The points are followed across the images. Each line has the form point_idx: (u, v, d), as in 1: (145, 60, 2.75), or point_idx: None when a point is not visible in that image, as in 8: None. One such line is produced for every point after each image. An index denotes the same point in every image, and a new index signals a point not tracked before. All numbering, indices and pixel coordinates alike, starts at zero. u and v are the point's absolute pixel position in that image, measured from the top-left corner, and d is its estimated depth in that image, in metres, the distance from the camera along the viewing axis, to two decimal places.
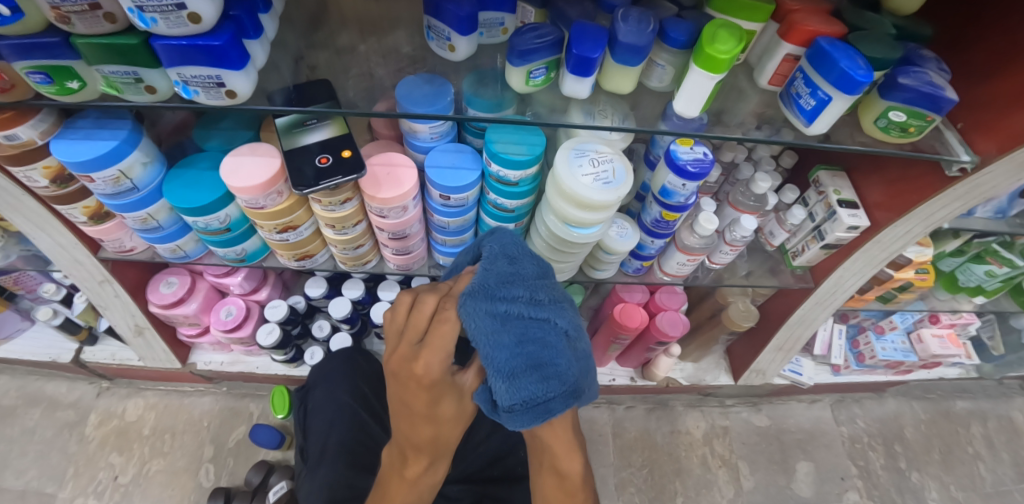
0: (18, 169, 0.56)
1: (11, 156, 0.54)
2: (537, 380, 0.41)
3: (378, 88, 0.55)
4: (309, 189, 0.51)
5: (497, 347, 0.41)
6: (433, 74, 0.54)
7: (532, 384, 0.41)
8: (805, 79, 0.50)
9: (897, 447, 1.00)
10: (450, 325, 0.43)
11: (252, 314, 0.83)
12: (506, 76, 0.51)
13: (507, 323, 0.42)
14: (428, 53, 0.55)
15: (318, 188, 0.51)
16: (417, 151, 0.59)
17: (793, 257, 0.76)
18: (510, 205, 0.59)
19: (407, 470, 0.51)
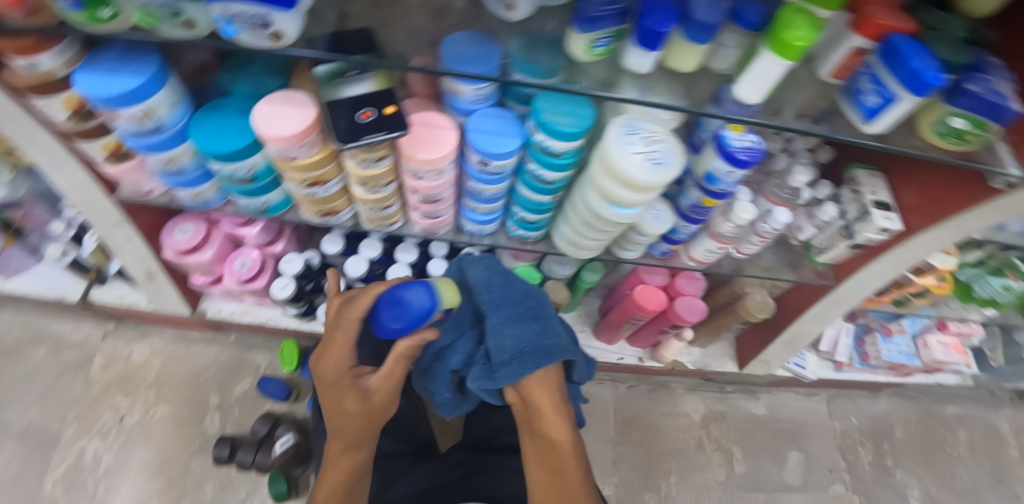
0: (39, 100, 0.54)
1: (32, 85, 0.52)
2: (534, 329, 0.58)
3: (422, 44, 0.52)
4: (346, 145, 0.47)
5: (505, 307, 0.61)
6: (481, 33, 0.51)
7: (529, 329, 0.58)
8: (871, 76, 0.48)
9: (885, 445, 1.03)
10: (342, 332, 0.57)
11: (267, 267, 0.81)
12: (565, 43, 0.48)
13: (506, 287, 0.64)
14: (479, 12, 0.53)
15: (357, 144, 0.47)
16: (457, 113, 0.56)
17: (817, 253, 0.76)
18: (549, 177, 0.57)
19: (331, 453, 0.56)
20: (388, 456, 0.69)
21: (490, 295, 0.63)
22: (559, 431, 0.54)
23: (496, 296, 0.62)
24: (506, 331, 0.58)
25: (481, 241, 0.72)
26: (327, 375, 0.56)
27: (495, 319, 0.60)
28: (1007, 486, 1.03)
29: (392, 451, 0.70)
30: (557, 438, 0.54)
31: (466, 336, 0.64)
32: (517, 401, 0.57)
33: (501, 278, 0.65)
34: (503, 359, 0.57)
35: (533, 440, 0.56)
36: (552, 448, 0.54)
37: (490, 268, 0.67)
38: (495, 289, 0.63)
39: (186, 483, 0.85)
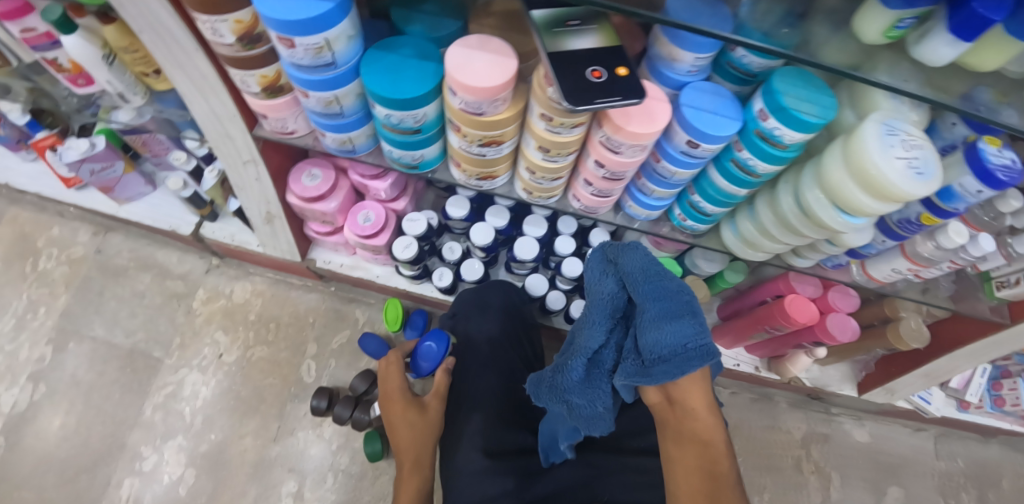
0: (203, 18, 0.48)
1: (203, 3, 0.46)
2: (691, 326, 0.48)
3: None
4: (580, 107, 0.41)
5: (658, 298, 0.51)
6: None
7: (689, 326, 0.48)
8: None
9: (990, 494, 0.97)
10: (394, 364, 0.70)
11: (389, 223, 0.77)
12: (857, 19, 0.41)
13: (655, 278, 0.53)
14: None
15: (591, 107, 0.41)
16: (666, 85, 0.50)
17: (996, 288, 0.67)
18: (760, 169, 0.50)
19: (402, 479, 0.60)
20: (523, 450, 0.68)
21: (646, 286, 0.52)
22: (710, 429, 0.47)
23: (656, 291, 0.51)
24: (661, 326, 0.48)
25: (634, 224, 0.66)
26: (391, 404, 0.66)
27: (648, 310, 0.50)
28: None
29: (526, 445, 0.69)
30: (710, 437, 0.47)
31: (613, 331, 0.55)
32: (663, 400, 0.50)
33: (649, 270, 0.54)
34: (658, 355, 0.48)
35: (680, 445, 0.48)
36: (702, 450, 0.47)
37: (636, 255, 0.56)
38: (643, 278, 0.53)
39: (280, 427, 0.84)
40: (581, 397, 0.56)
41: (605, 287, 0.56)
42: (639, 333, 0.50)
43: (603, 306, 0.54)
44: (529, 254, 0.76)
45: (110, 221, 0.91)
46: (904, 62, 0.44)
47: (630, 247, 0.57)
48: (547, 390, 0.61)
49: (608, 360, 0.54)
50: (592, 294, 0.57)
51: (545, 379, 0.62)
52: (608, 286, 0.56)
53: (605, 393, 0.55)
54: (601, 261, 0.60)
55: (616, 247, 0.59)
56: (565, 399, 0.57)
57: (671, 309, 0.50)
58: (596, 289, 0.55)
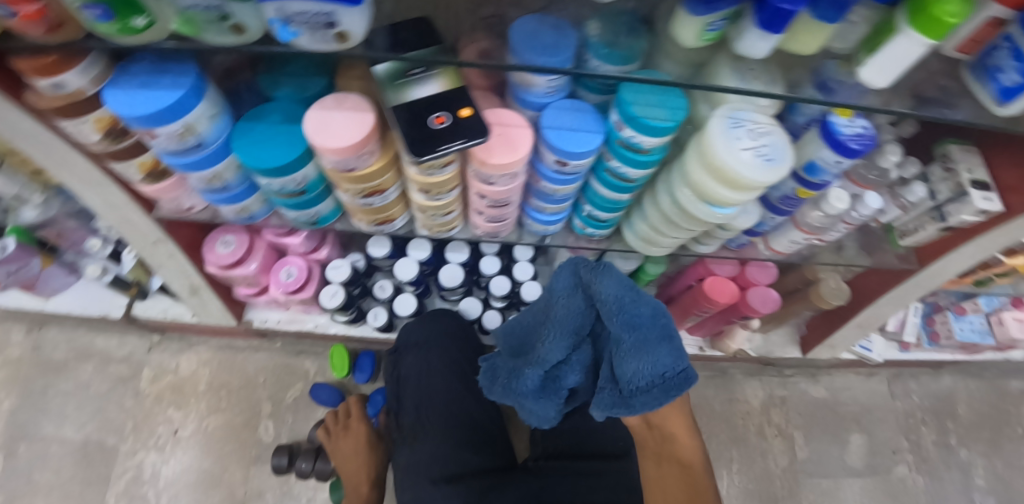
0: (66, 122, 0.49)
1: (57, 108, 0.47)
2: (666, 353, 0.45)
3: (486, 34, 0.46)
4: (428, 157, 0.42)
5: (630, 321, 0.47)
6: (559, 20, 0.45)
7: (668, 353, 0.45)
8: (1012, 52, 0.41)
9: (949, 423, 1.01)
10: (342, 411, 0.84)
11: (314, 275, 0.77)
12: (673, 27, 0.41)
13: (627, 298, 0.48)
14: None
15: (436, 155, 0.43)
16: (528, 108, 0.51)
17: (900, 236, 0.72)
18: (633, 175, 0.52)
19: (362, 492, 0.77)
20: (474, 472, 0.65)
21: (621, 311, 0.48)
22: (690, 452, 0.51)
23: (632, 318, 0.47)
24: (638, 358, 0.45)
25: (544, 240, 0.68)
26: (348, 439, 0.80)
27: (616, 333, 0.47)
28: None
29: (479, 465, 0.67)
30: (689, 457, 0.51)
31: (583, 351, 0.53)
32: (643, 423, 0.53)
33: (623, 288, 0.49)
34: (636, 386, 0.45)
35: (660, 464, 0.51)
36: (682, 469, 0.50)
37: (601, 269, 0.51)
38: (612, 301, 0.48)
39: (247, 492, 0.84)
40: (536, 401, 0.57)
41: (573, 308, 0.52)
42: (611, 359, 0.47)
43: (570, 325, 0.51)
44: (454, 280, 0.77)
45: (41, 317, 0.89)
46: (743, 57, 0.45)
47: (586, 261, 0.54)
48: (500, 389, 0.61)
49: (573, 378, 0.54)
50: (554, 313, 0.53)
51: (500, 380, 0.62)
52: (576, 306, 0.52)
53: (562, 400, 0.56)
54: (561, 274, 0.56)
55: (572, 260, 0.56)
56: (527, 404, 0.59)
57: (640, 332, 0.46)
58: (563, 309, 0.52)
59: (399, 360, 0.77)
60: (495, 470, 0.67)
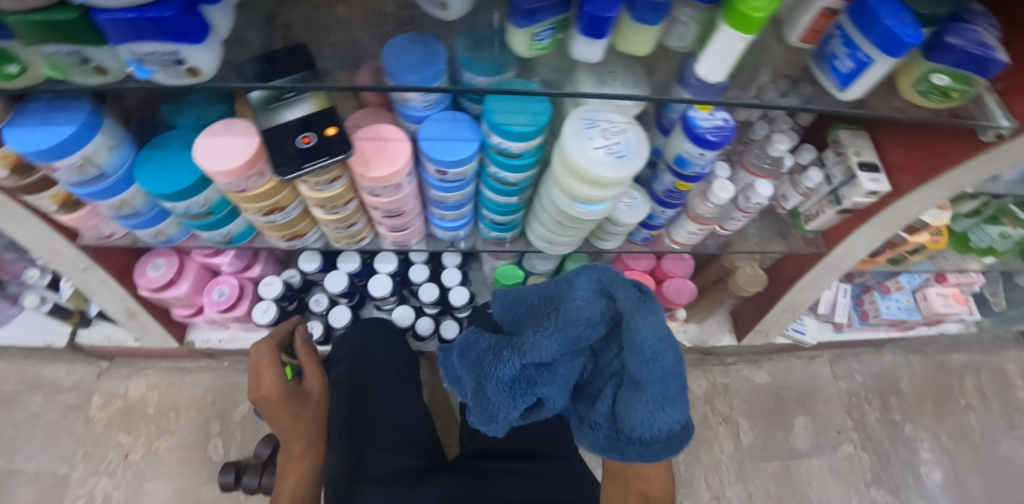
0: None
1: None
2: (676, 411, 0.41)
3: (356, 55, 0.48)
4: (292, 174, 0.46)
5: (656, 371, 0.40)
6: (423, 34, 0.47)
7: (683, 413, 0.41)
8: (843, 38, 0.44)
9: (892, 400, 1.03)
10: (265, 363, 0.59)
11: (246, 292, 0.79)
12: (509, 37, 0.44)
13: (657, 344, 0.40)
14: (415, 12, 0.48)
15: (304, 170, 0.46)
16: (409, 121, 0.54)
17: (805, 221, 0.74)
18: (512, 178, 0.54)
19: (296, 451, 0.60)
20: (401, 472, 0.68)
21: (653, 362, 0.40)
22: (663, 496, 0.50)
23: (662, 372, 0.40)
24: (653, 410, 0.40)
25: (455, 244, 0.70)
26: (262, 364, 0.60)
27: (634, 374, 0.41)
28: (1018, 429, 1.04)
29: (405, 465, 0.69)
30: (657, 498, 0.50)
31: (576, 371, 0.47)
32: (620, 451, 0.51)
33: (659, 331, 0.40)
34: (640, 437, 0.42)
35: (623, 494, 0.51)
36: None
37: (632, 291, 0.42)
38: (642, 344, 0.40)
39: None
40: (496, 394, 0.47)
41: (587, 327, 0.43)
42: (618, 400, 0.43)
43: (573, 333, 0.43)
44: (383, 291, 0.79)
45: None
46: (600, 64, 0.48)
47: (602, 260, 0.45)
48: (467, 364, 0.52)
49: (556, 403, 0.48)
50: (560, 321, 0.43)
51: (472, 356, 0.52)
52: (590, 326, 0.43)
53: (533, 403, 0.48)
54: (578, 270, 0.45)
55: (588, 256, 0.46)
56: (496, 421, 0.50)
57: (659, 385, 0.40)
58: (576, 322, 0.43)
59: (331, 365, 0.80)
60: (423, 468, 0.69)
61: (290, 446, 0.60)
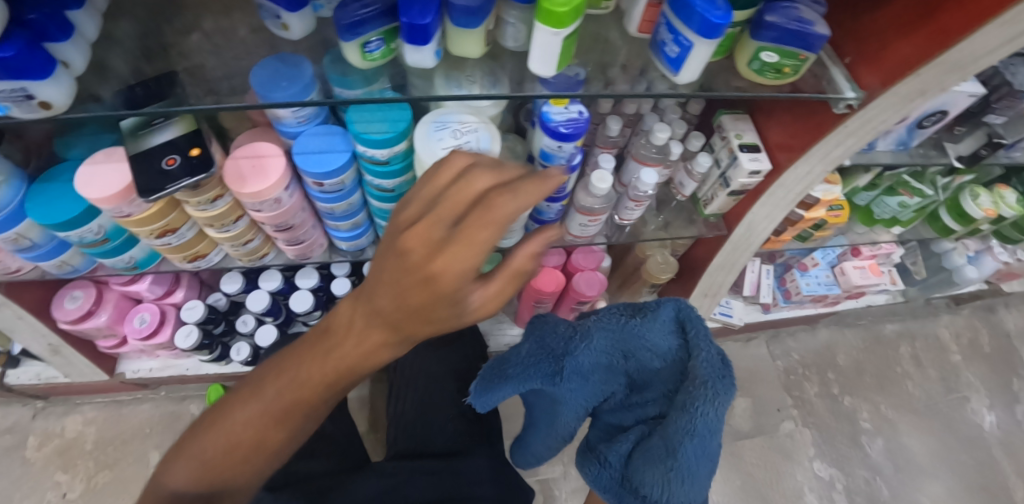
0: None
1: None
2: (683, 488, 0.51)
3: (205, 78, 0.49)
4: (154, 195, 0.49)
5: (694, 451, 0.50)
6: (287, 53, 0.48)
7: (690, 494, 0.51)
8: (667, 25, 0.46)
9: (831, 374, 1.06)
10: (489, 230, 0.31)
11: (169, 318, 0.80)
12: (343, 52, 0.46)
13: (702, 434, 0.49)
14: (264, 36, 0.50)
15: (162, 193, 0.49)
16: (287, 137, 0.56)
17: (705, 206, 0.77)
18: (387, 184, 0.57)
19: (349, 343, 0.38)
20: (313, 476, 0.69)
21: (698, 441, 0.50)
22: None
23: (697, 452, 0.50)
24: (667, 472, 0.51)
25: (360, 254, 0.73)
26: (483, 190, 0.32)
27: (669, 438, 0.51)
28: (955, 392, 1.07)
29: (322, 471, 0.71)
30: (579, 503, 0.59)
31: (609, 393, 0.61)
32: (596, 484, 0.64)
33: (712, 421, 0.50)
34: (647, 493, 0.53)
35: None
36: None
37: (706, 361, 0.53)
38: (688, 435, 0.49)
39: None
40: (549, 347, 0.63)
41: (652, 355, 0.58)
42: (638, 449, 0.55)
43: (634, 344, 0.59)
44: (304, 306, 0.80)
45: None
46: (455, 71, 0.50)
47: (682, 309, 0.58)
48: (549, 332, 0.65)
49: (589, 397, 0.62)
50: (631, 340, 0.59)
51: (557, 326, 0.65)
52: (655, 353, 0.58)
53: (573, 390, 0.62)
54: (663, 313, 0.59)
55: (678, 306, 0.59)
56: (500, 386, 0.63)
57: (692, 462, 0.50)
58: (655, 347, 0.58)
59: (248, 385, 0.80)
60: (341, 471, 0.71)
61: (339, 327, 0.39)
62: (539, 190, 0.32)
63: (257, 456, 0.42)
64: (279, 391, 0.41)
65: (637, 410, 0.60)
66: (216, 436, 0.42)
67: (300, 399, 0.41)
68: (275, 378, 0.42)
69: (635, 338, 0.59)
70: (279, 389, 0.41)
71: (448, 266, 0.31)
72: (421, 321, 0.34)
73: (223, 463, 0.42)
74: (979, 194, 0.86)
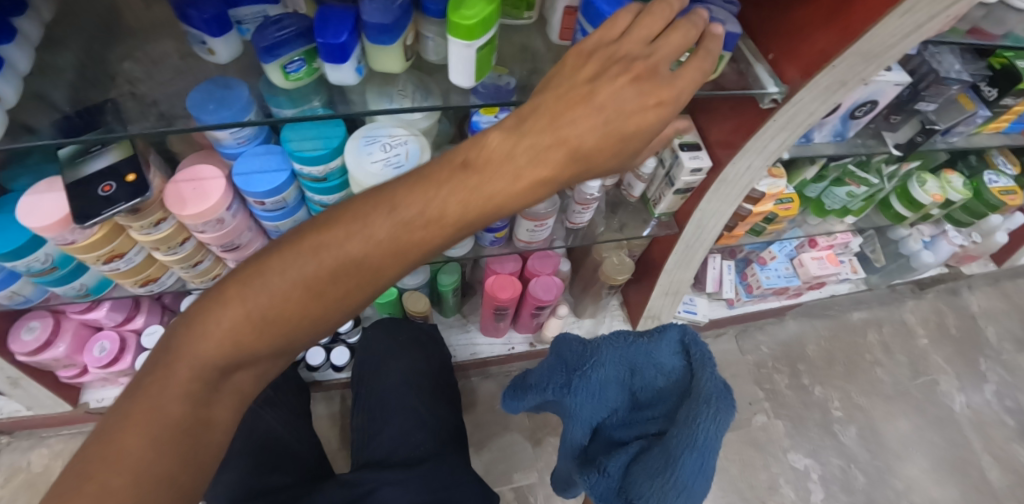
0: None
1: None
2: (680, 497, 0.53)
3: (145, 105, 0.50)
4: (88, 221, 0.49)
5: (693, 465, 0.51)
6: (227, 77, 0.49)
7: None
8: (582, 32, 0.48)
9: (801, 365, 1.09)
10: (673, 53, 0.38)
11: (129, 344, 0.81)
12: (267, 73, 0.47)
13: (702, 448, 0.51)
14: (195, 62, 0.51)
15: (94, 219, 0.49)
16: (227, 158, 0.57)
17: (655, 206, 0.78)
18: (327, 200, 0.59)
19: (491, 180, 0.37)
20: (276, 490, 0.70)
21: (698, 455, 0.51)
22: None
23: (696, 465, 0.51)
24: (665, 483, 0.53)
25: None
26: (685, 42, 0.39)
27: (671, 448, 0.53)
28: (924, 375, 1.12)
29: (285, 484, 0.71)
30: None
31: (614, 408, 0.65)
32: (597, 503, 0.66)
33: (713, 433, 0.52)
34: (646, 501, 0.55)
35: None
36: None
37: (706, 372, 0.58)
38: (692, 447, 0.51)
39: None
40: (573, 361, 0.70)
41: (659, 370, 0.62)
42: (640, 459, 0.58)
43: (641, 361, 0.64)
44: None
45: None
46: (386, 86, 0.51)
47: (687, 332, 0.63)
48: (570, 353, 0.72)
49: (599, 413, 0.66)
50: (639, 356, 0.64)
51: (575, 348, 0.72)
52: (662, 369, 0.63)
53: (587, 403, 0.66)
54: (669, 336, 0.64)
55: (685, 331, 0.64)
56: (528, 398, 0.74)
57: (692, 474, 0.52)
58: (661, 363, 0.62)
59: None
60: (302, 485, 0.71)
61: (489, 159, 0.37)
62: (683, 38, 0.39)
63: (310, 324, 0.38)
64: (370, 240, 0.36)
65: (639, 427, 0.63)
66: (276, 286, 0.36)
67: (415, 239, 0.36)
68: (390, 214, 0.36)
69: (642, 356, 0.64)
70: (393, 223, 0.36)
71: (676, 98, 0.38)
72: (610, 150, 0.38)
73: (282, 319, 0.37)
74: (926, 180, 0.89)
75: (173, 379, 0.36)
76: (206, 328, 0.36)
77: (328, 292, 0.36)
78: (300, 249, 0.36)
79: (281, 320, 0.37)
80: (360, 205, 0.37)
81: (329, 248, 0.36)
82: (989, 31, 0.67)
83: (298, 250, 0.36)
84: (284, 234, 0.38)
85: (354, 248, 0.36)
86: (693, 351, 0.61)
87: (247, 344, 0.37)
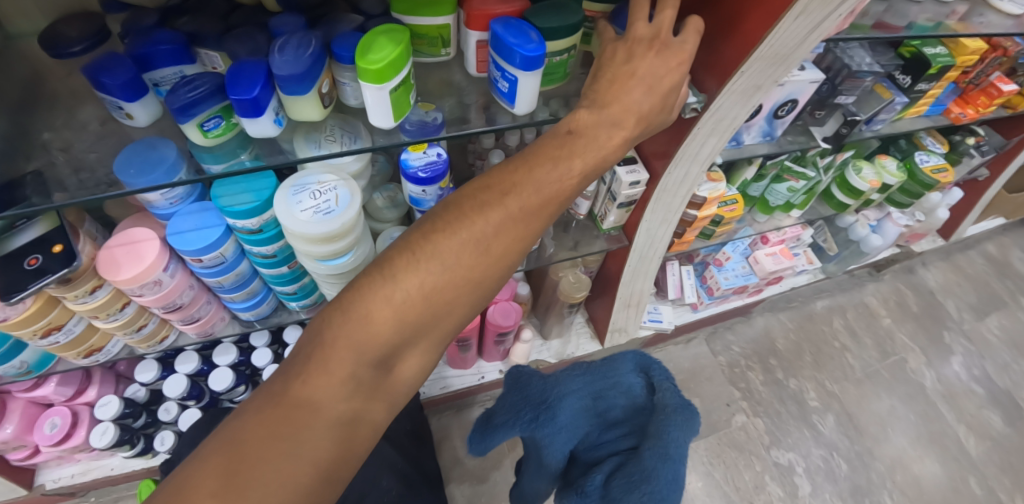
0: None
1: None
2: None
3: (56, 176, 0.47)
4: (15, 296, 0.48)
5: (670, 476, 0.51)
6: (158, 136, 0.49)
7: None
8: (494, 65, 0.49)
9: (772, 360, 1.11)
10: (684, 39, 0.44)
11: (82, 418, 0.77)
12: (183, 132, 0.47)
13: (673, 459, 0.53)
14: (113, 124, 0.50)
15: (24, 293, 0.48)
16: (160, 218, 0.56)
17: (602, 221, 0.80)
18: (265, 250, 0.59)
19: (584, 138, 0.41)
20: None
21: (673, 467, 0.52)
22: None
23: (672, 475, 0.52)
24: (643, 496, 0.50)
25: (255, 325, 0.77)
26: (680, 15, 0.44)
27: (645, 465, 0.53)
28: (892, 355, 1.16)
29: None
30: None
31: (586, 433, 0.65)
32: None
33: (686, 435, 0.56)
34: None
35: None
36: None
37: (667, 380, 0.65)
38: (667, 458, 0.53)
39: None
40: (535, 391, 0.67)
41: (624, 389, 0.66)
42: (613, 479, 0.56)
43: (606, 383, 0.66)
44: (223, 382, 0.79)
45: None
46: (314, 131, 0.52)
47: (643, 356, 0.70)
48: (527, 386, 0.68)
49: (567, 442, 0.63)
50: (605, 378, 0.67)
51: (530, 379, 0.69)
52: (627, 388, 0.66)
53: (558, 429, 0.63)
54: (627, 360, 0.69)
55: (641, 356, 0.70)
56: (487, 438, 0.68)
57: (669, 486, 0.51)
58: (626, 382, 0.66)
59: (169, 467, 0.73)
60: None
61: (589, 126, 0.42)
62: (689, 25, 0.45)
63: (466, 291, 0.38)
64: (524, 192, 0.39)
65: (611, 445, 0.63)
66: (444, 250, 0.37)
67: (557, 195, 0.40)
68: (532, 174, 0.39)
69: (606, 379, 0.67)
70: (542, 182, 0.39)
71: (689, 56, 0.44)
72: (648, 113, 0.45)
73: (447, 284, 0.37)
74: (861, 168, 0.92)
75: (349, 348, 0.35)
76: (383, 292, 0.35)
77: (494, 248, 0.38)
78: (464, 211, 0.38)
79: (455, 282, 0.37)
80: (496, 173, 0.40)
81: (480, 209, 0.38)
82: (893, 23, 0.69)
83: (464, 211, 0.38)
84: (431, 208, 0.40)
85: (514, 203, 0.38)
86: (654, 368, 0.67)
87: (422, 310, 0.37)
